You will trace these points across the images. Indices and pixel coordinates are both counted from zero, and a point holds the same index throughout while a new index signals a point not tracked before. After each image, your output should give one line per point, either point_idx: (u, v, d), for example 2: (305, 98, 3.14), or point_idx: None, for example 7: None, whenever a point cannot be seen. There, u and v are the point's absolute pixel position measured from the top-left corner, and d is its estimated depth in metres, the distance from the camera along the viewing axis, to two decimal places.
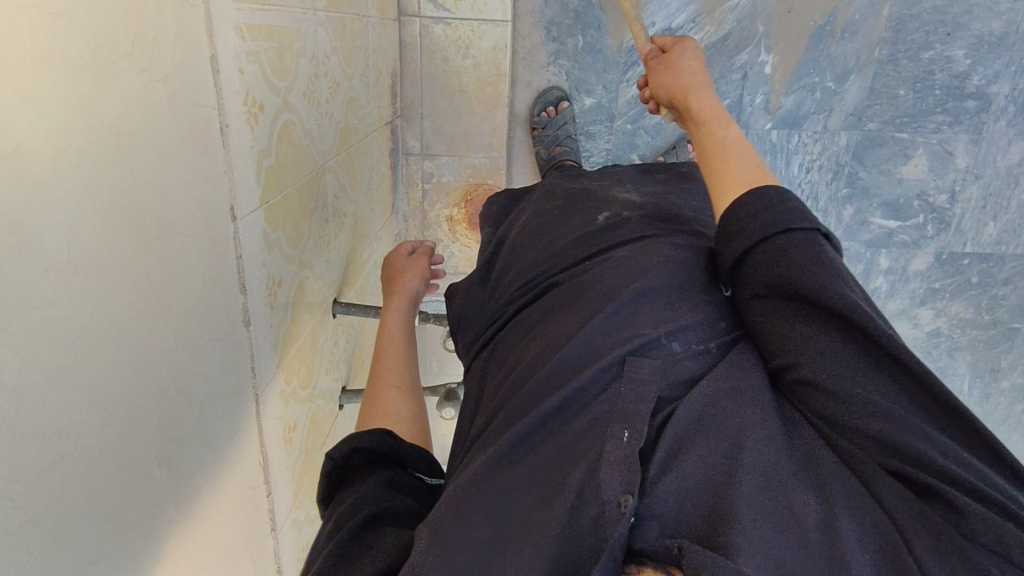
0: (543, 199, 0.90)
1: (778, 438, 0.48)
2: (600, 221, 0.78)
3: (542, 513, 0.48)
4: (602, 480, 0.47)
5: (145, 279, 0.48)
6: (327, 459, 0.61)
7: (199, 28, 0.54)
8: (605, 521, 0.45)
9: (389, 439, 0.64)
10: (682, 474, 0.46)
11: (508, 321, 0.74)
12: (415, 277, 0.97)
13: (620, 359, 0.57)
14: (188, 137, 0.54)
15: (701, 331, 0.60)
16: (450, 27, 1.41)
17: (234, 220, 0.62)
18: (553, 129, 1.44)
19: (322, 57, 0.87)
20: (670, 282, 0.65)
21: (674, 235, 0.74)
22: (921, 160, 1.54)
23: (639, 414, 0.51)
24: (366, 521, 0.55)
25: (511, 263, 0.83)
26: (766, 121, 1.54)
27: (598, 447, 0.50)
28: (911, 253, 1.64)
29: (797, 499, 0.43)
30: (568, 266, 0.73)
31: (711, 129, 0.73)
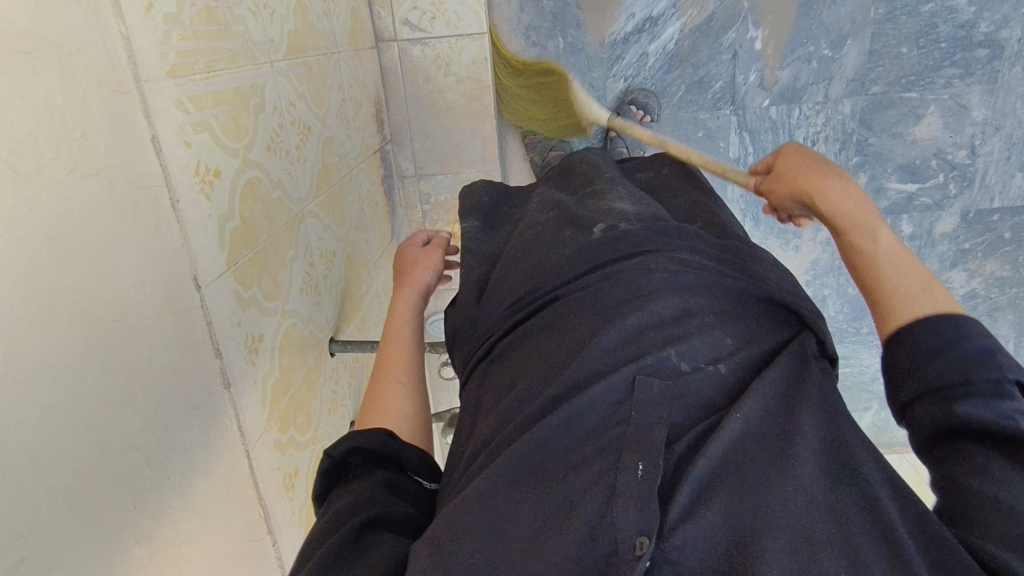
0: (532, 214, 0.86)
1: (811, 493, 0.46)
2: (596, 233, 0.75)
3: (549, 545, 0.47)
4: (618, 517, 0.46)
5: (101, 367, 0.50)
6: (325, 458, 0.59)
7: (134, 112, 0.55)
8: (619, 561, 0.44)
9: (391, 442, 0.63)
10: (706, 522, 0.45)
11: (504, 337, 0.71)
12: (427, 269, 0.92)
13: (630, 379, 0.57)
14: (134, 221, 0.55)
15: (707, 349, 0.60)
16: (428, 47, 1.40)
17: (199, 288, 0.64)
18: (544, 134, 1.47)
19: (285, 106, 0.88)
20: (677, 299, 0.65)
21: (677, 249, 0.72)
22: (934, 118, 1.46)
23: (654, 444, 0.50)
24: (365, 525, 0.53)
25: (500, 276, 0.78)
26: (763, 99, 1.48)
27: (611, 480, 0.48)
28: (934, 215, 1.57)
29: (825, 559, 0.41)
30: (566, 287, 0.70)
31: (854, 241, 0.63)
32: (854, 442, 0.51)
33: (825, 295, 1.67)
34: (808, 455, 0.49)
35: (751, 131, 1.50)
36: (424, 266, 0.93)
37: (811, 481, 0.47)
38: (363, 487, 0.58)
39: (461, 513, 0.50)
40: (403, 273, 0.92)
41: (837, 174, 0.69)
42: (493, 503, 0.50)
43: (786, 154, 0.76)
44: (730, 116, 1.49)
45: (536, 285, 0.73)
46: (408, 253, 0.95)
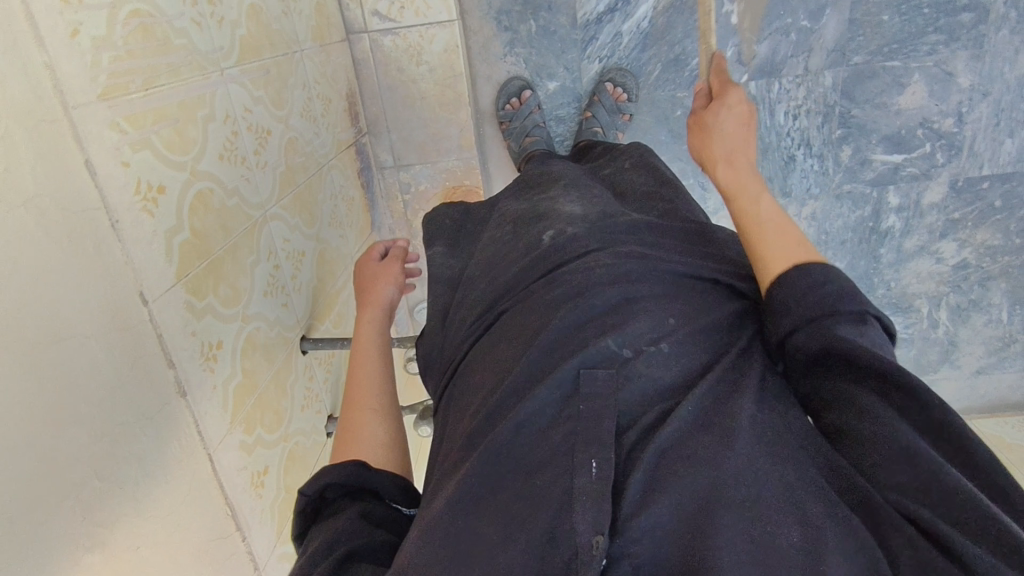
0: (497, 228, 0.89)
1: (757, 464, 0.49)
2: (546, 241, 0.78)
3: (510, 548, 0.48)
4: (575, 521, 0.47)
5: (42, 390, 0.53)
6: (300, 496, 0.61)
7: (65, 139, 0.57)
8: (579, 562, 0.45)
9: (363, 470, 0.64)
10: (663, 509, 0.47)
11: (464, 355, 0.74)
12: (389, 284, 0.98)
13: (574, 374, 0.59)
14: (71, 247, 0.57)
15: (648, 331, 0.62)
16: (399, 37, 1.40)
17: (146, 303, 0.66)
18: (519, 120, 1.43)
19: (239, 113, 0.89)
20: (616, 288, 0.67)
21: (620, 244, 0.75)
22: (919, 87, 1.43)
23: (605, 441, 0.52)
24: (338, 562, 0.55)
25: (466, 297, 0.82)
26: (741, 74, 1.45)
27: (567, 484, 0.50)
28: (922, 185, 1.54)
29: (776, 528, 0.44)
30: (518, 287, 0.74)
31: (740, 203, 0.73)
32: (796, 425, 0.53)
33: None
34: (755, 434, 0.51)
35: None
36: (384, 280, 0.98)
37: (755, 453, 0.49)
38: (340, 523, 0.59)
39: (422, 539, 0.50)
40: (365, 291, 0.97)
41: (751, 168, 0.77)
42: (448, 522, 0.51)
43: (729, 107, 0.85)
44: None
45: (492, 298, 0.76)
46: (368, 269, 1.01)
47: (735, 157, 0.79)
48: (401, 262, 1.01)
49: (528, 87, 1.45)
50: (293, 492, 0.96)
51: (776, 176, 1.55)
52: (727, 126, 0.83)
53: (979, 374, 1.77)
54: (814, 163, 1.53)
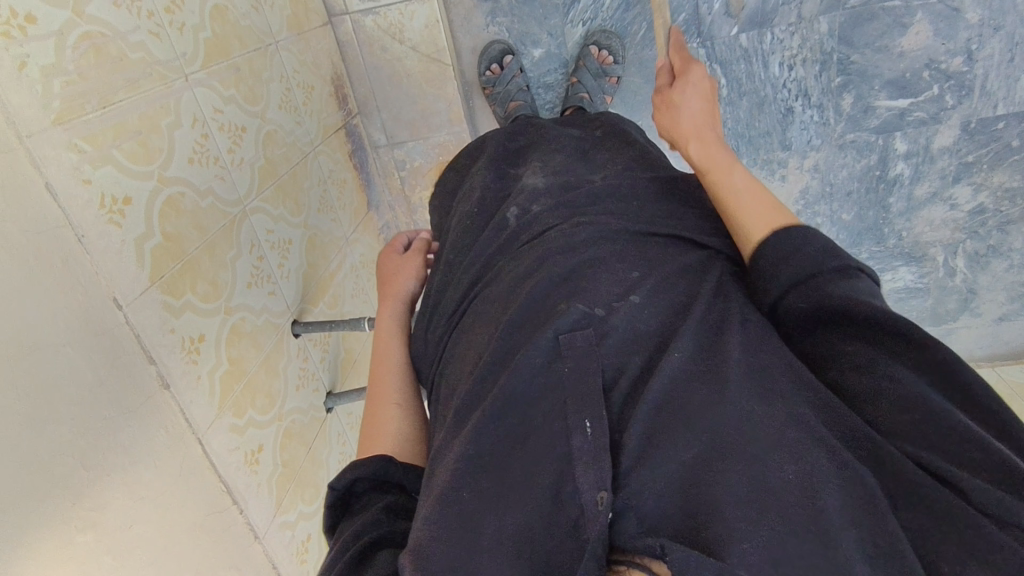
0: (463, 203, 0.89)
1: (754, 412, 0.48)
2: (511, 220, 0.79)
3: (519, 512, 0.49)
4: (578, 481, 0.49)
5: (18, 396, 0.59)
6: (329, 490, 0.62)
7: (22, 166, 0.62)
8: (584, 520, 0.47)
9: (388, 464, 0.65)
10: (659, 460, 0.48)
11: (444, 348, 0.75)
12: (408, 276, 0.94)
13: (553, 340, 0.58)
14: (36, 263, 0.63)
15: (612, 294, 0.62)
16: (379, 16, 1.41)
17: (120, 307, 0.72)
18: (502, 86, 1.41)
19: (209, 115, 0.92)
20: (575, 256, 0.67)
21: (585, 212, 0.74)
22: (923, 26, 1.34)
23: (595, 404, 0.53)
24: (367, 546, 0.55)
25: (445, 287, 0.82)
26: (731, 27, 1.41)
27: (565, 446, 0.51)
28: (931, 129, 1.46)
29: (777, 479, 0.44)
30: (498, 263, 0.76)
31: (714, 179, 0.71)
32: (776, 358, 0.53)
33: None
34: (742, 375, 0.51)
35: (721, 62, 1.44)
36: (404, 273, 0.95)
37: (752, 401, 0.49)
38: (366, 513, 0.60)
39: (432, 517, 0.50)
40: (387, 281, 0.94)
41: (714, 130, 0.77)
42: (461, 501, 0.51)
43: (690, 80, 0.83)
44: (698, 49, 1.44)
45: (467, 284, 0.77)
46: (388, 262, 0.97)
47: (703, 132, 0.77)
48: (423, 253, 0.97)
49: (509, 52, 1.42)
50: (293, 466, 1.04)
51: (774, 130, 1.50)
52: (693, 106, 0.80)
53: (1002, 320, 1.70)
54: (814, 114, 1.47)
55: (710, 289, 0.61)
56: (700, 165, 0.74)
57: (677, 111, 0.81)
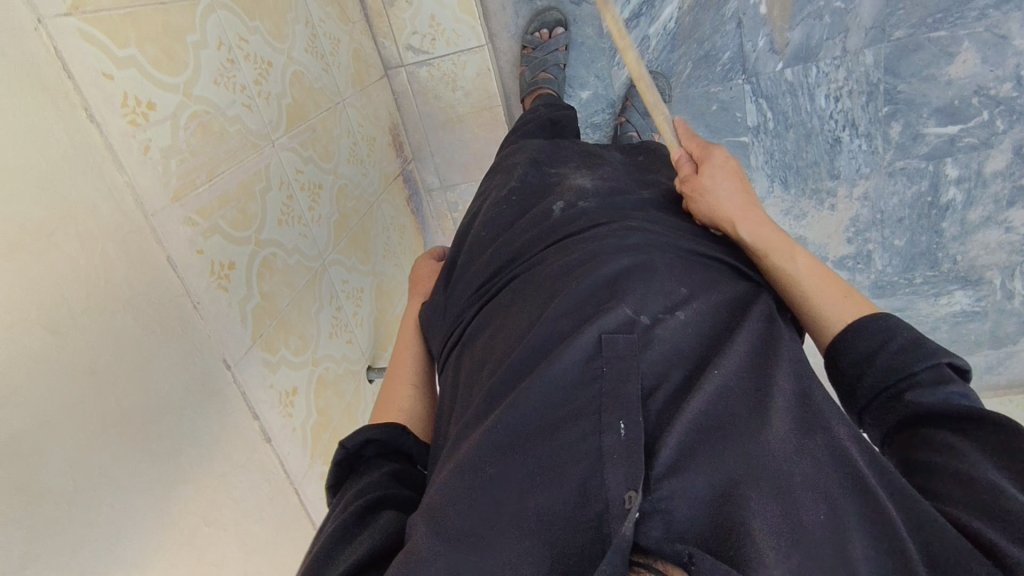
0: (497, 194, 0.88)
1: (790, 440, 0.46)
2: (554, 214, 0.79)
3: (539, 498, 0.48)
4: (606, 478, 0.47)
5: (150, 461, 0.64)
6: (338, 448, 0.63)
7: (149, 245, 0.68)
8: (609, 518, 0.44)
9: (396, 434, 0.67)
10: (691, 476, 0.45)
11: (470, 322, 0.74)
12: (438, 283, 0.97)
13: (595, 338, 0.57)
14: (163, 333, 0.68)
15: (661, 297, 0.61)
16: (433, 67, 1.46)
17: (230, 368, 0.77)
18: (542, 52, 1.37)
19: (291, 177, 0.98)
20: (625, 258, 0.66)
21: (630, 218, 0.75)
22: (970, 54, 1.33)
23: (631, 399, 0.51)
24: (368, 505, 0.55)
25: (471, 265, 0.82)
26: (776, 63, 1.42)
27: (596, 444, 0.49)
28: (983, 154, 1.43)
29: (805, 508, 0.42)
30: (534, 250, 0.75)
31: (775, 263, 0.66)
32: (819, 394, 0.50)
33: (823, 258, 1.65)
34: (786, 408, 0.49)
35: (767, 97, 1.46)
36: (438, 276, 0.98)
37: (790, 431, 0.46)
38: (370, 478, 0.60)
39: (450, 488, 0.50)
40: (416, 284, 0.98)
41: (751, 203, 0.72)
42: (475, 473, 0.51)
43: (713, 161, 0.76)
44: (743, 85, 1.46)
45: (497, 265, 0.77)
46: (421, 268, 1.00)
47: (749, 212, 0.71)
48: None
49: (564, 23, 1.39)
50: None
51: (822, 160, 1.51)
52: (726, 187, 0.73)
53: None
54: (862, 142, 1.47)
55: (761, 303, 0.61)
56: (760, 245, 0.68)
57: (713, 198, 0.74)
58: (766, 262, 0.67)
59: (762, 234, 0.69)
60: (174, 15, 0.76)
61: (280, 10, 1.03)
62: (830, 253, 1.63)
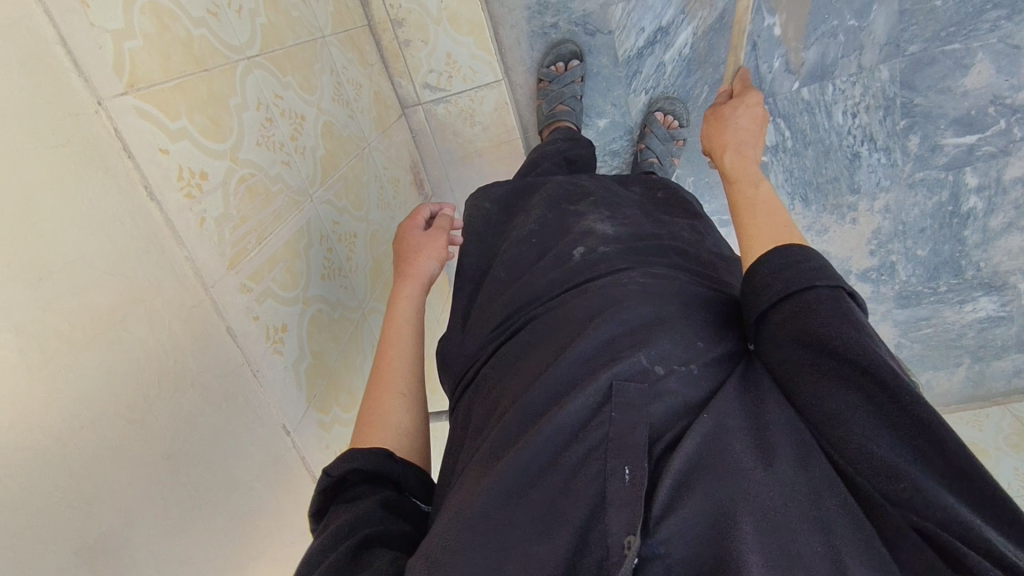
0: (514, 233, 0.81)
1: (785, 471, 0.43)
2: (575, 256, 0.70)
3: (548, 546, 0.43)
4: (608, 521, 0.42)
5: (222, 540, 0.64)
6: (322, 476, 0.56)
7: (211, 321, 0.67)
8: (609, 564, 0.41)
9: (388, 459, 0.59)
10: (688, 512, 0.41)
11: (485, 363, 0.68)
12: (430, 258, 0.86)
13: (605, 386, 0.51)
14: (229, 407, 0.68)
15: (681, 352, 0.54)
16: (450, 104, 1.46)
17: (290, 433, 0.77)
18: (559, 85, 1.37)
19: (330, 229, 0.97)
20: (648, 307, 0.58)
21: (655, 264, 0.67)
22: (984, 65, 1.25)
23: (638, 446, 0.46)
24: (358, 545, 0.49)
25: (489, 300, 0.75)
26: (792, 83, 1.37)
27: (599, 488, 0.44)
28: (1002, 161, 1.33)
29: (804, 544, 0.39)
30: (542, 299, 0.67)
31: (740, 187, 0.70)
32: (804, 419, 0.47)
33: (846, 272, 1.53)
34: (779, 437, 0.45)
35: (785, 116, 1.40)
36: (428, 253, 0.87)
37: (786, 461, 0.43)
38: (357, 509, 0.53)
39: (449, 527, 0.45)
40: (404, 259, 0.86)
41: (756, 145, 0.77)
42: (479, 516, 0.45)
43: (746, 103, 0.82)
44: (761, 106, 1.40)
45: (518, 302, 0.69)
46: (409, 238, 0.90)
47: (744, 145, 0.76)
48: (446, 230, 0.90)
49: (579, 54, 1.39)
50: None
51: (842, 175, 1.43)
52: (741, 123, 0.80)
53: None
54: (881, 157, 1.38)
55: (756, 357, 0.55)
56: (737, 172, 0.72)
57: (724, 125, 0.80)
58: (733, 184, 0.71)
59: (745, 166, 0.72)
60: (216, 78, 0.76)
61: (308, 61, 1.03)
62: (852, 266, 1.52)
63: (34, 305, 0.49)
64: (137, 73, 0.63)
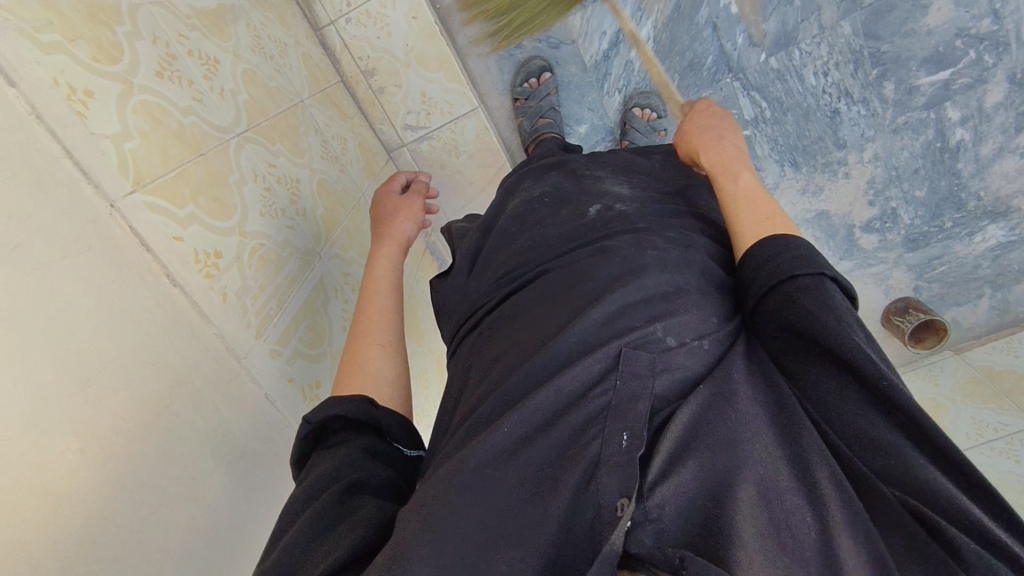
0: (526, 195, 0.80)
1: (775, 445, 0.44)
2: (590, 213, 0.71)
3: (539, 502, 0.44)
4: (602, 484, 0.43)
5: None
6: (303, 423, 0.57)
7: (249, 388, 0.70)
8: (602, 526, 0.41)
9: (369, 407, 0.60)
10: (684, 478, 0.42)
11: (495, 308, 0.67)
12: (407, 221, 0.91)
13: (615, 352, 0.51)
14: (277, 469, 0.70)
15: (694, 322, 0.55)
16: (433, 140, 1.48)
17: None
18: (535, 100, 1.41)
19: (342, 282, 0.99)
20: (667, 275, 0.59)
21: (671, 228, 0.68)
22: (943, 3, 1.28)
23: (638, 415, 0.47)
24: (343, 495, 0.51)
25: (495, 252, 0.74)
26: (758, 55, 1.39)
27: (594, 452, 0.45)
28: (980, 91, 1.32)
29: (793, 510, 0.39)
30: (557, 258, 0.67)
31: (721, 183, 0.68)
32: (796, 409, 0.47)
33: (849, 227, 1.52)
34: (768, 417, 0.46)
35: (757, 88, 1.42)
36: (404, 218, 0.92)
37: (776, 440, 0.44)
38: (338, 457, 0.55)
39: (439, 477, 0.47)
40: (384, 224, 0.91)
41: (726, 134, 0.74)
42: (475, 467, 0.46)
43: (699, 111, 0.81)
44: (732, 83, 1.43)
45: (532, 263, 0.68)
46: (386, 202, 0.96)
47: (716, 139, 0.74)
48: (422, 198, 0.96)
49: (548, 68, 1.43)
50: None
51: (825, 133, 1.43)
52: (704, 121, 0.78)
53: None
54: (860, 109, 1.39)
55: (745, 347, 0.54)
56: (713, 166, 0.70)
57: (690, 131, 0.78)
58: (713, 179, 0.69)
59: (719, 154, 0.71)
60: (212, 159, 0.79)
61: (293, 126, 1.07)
62: (853, 221, 1.50)
63: (87, 401, 0.51)
64: (140, 171, 0.66)
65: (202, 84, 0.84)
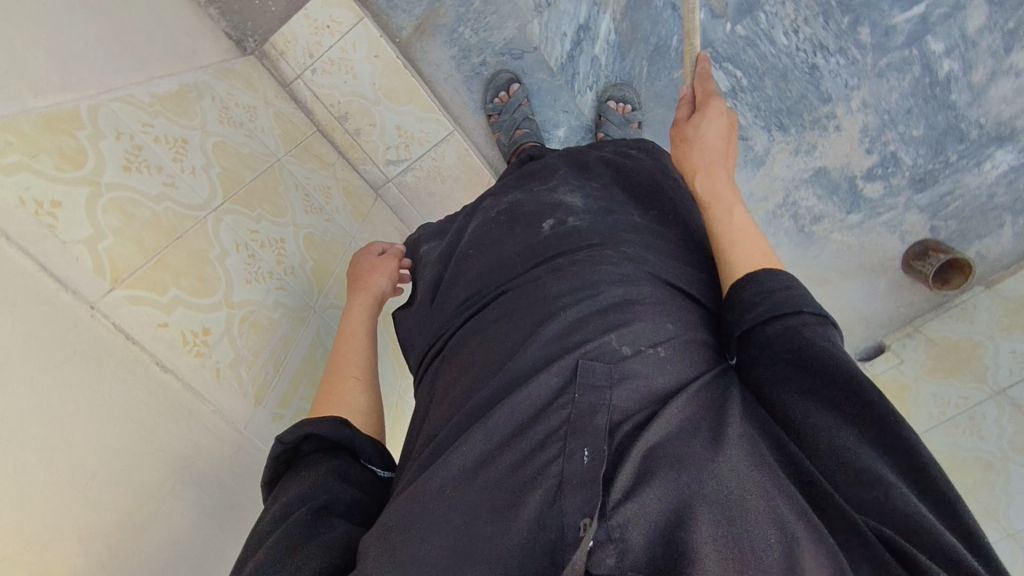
0: (485, 211, 0.81)
1: (741, 466, 0.45)
2: (545, 230, 0.71)
3: (504, 521, 0.46)
4: (565, 503, 0.45)
5: None
6: (277, 444, 0.61)
7: (250, 453, 0.74)
8: (564, 545, 0.44)
9: (343, 429, 0.64)
10: (646, 501, 0.44)
11: (454, 334, 0.69)
12: (384, 276, 0.89)
13: (573, 363, 0.54)
14: None
15: (650, 330, 0.57)
16: (417, 170, 1.48)
17: None
18: (508, 113, 1.40)
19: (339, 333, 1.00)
20: (619, 287, 0.61)
21: (628, 241, 0.68)
22: None
23: (597, 428, 0.49)
24: (314, 515, 0.55)
25: (455, 275, 0.75)
26: (723, 26, 1.34)
27: (557, 470, 0.47)
28: (959, 16, 1.24)
29: (754, 531, 0.41)
30: (515, 279, 0.67)
31: (712, 214, 0.67)
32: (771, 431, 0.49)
33: (851, 179, 1.41)
34: (740, 439, 0.48)
35: (729, 59, 1.35)
36: (379, 274, 0.89)
37: (743, 460, 0.46)
38: (311, 479, 0.59)
39: (407, 504, 0.50)
40: (358, 280, 0.89)
41: (726, 163, 0.71)
42: (441, 490, 0.49)
43: (711, 110, 0.75)
44: None
45: (491, 285, 0.69)
46: (362, 263, 0.91)
47: (715, 167, 0.71)
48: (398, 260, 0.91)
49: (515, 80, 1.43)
50: None
51: (808, 91, 1.35)
52: (712, 139, 0.73)
53: None
54: (840, 59, 1.31)
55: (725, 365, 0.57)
56: (705, 196, 0.69)
57: (692, 143, 0.74)
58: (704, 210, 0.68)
59: (717, 186, 0.69)
60: (191, 240, 0.81)
61: (271, 187, 1.09)
62: (855, 171, 1.39)
63: (77, 499, 0.55)
64: (117, 267, 0.69)
65: (172, 167, 0.86)
